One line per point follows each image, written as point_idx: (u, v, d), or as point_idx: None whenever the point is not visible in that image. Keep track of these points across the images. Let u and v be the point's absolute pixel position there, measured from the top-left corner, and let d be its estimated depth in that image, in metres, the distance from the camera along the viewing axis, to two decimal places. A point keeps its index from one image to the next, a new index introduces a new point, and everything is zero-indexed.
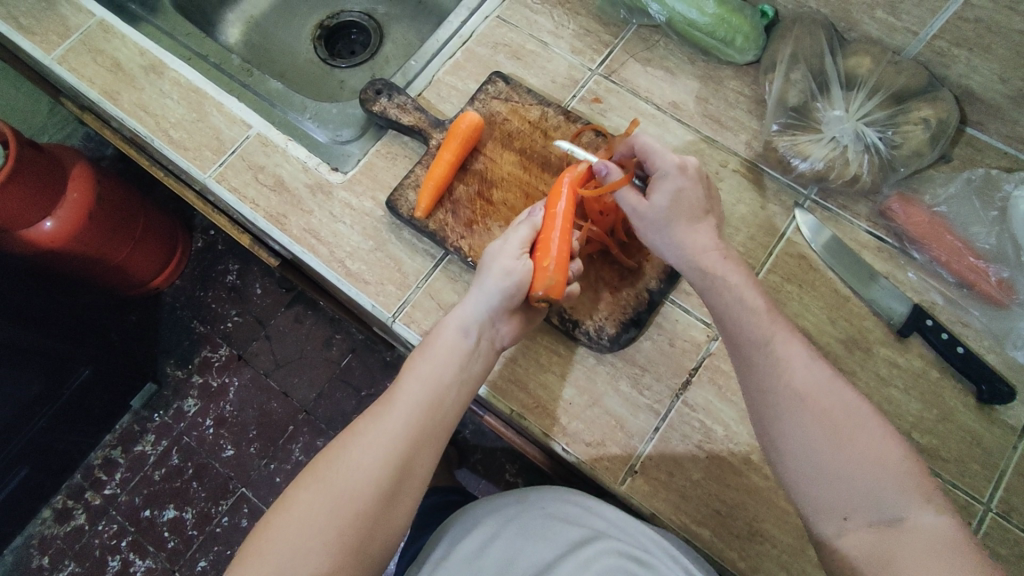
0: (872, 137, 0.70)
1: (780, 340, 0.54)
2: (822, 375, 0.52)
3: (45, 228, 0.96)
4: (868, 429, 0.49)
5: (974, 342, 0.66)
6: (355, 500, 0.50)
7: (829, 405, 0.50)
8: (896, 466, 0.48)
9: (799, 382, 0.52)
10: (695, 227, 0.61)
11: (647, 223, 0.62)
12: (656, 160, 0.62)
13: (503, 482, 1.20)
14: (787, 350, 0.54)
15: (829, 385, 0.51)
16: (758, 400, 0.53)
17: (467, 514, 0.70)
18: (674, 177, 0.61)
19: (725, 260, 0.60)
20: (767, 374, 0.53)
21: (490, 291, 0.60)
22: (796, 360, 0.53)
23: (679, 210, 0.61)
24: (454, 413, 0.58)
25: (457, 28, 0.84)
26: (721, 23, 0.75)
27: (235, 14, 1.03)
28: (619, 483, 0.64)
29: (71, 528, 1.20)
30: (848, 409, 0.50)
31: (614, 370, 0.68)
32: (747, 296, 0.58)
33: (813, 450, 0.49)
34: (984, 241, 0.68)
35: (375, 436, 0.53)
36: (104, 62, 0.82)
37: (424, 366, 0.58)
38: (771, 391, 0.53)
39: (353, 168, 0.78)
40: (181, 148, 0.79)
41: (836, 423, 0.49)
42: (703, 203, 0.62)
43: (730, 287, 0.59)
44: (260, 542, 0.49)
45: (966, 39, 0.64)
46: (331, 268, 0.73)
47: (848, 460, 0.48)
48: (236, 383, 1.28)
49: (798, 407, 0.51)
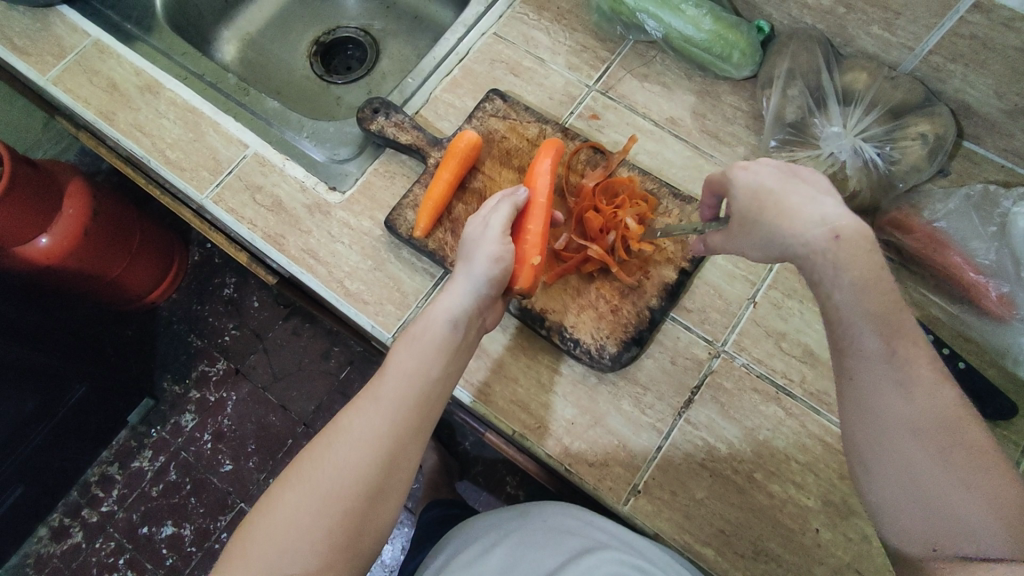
0: (870, 152, 0.70)
1: (902, 357, 0.44)
2: (941, 402, 0.43)
3: (40, 245, 0.96)
4: (990, 473, 0.41)
5: (975, 357, 0.66)
6: (341, 500, 0.50)
7: (948, 436, 0.42)
8: (1011, 516, 0.40)
9: (911, 407, 0.43)
10: (777, 211, 0.50)
11: (738, 244, 0.54)
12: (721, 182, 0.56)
13: (503, 495, 1.19)
14: (903, 367, 0.44)
15: (948, 415, 0.42)
16: (865, 400, 0.45)
17: (474, 525, 0.72)
18: (740, 179, 0.53)
19: (841, 238, 0.47)
20: (875, 387, 0.44)
21: (477, 279, 0.61)
22: (920, 373, 0.44)
23: (750, 201, 0.52)
24: (440, 405, 0.57)
25: (454, 46, 0.84)
26: (718, 40, 0.75)
27: (231, 31, 1.03)
28: (622, 504, 0.64)
29: (67, 546, 1.19)
30: (964, 443, 0.42)
31: (615, 390, 0.68)
32: (866, 298, 0.45)
33: (914, 478, 0.42)
34: (984, 256, 0.68)
35: (360, 434, 0.52)
36: (99, 82, 0.82)
37: (409, 361, 0.57)
38: (872, 404, 0.44)
39: (350, 187, 0.78)
40: (177, 168, 0.78)
41: (950, 454, 0.41)
42: (784, 182, 0.51)
43: (840, 283, 0.47)
44: (246, 543, 0.49)
45: (962, 54, 0.64)
46: (330, 289, 0.73)
47: (959, 501, 0.41)
48: (234, 398, 1.27)
49: (908, 431, 0.43)
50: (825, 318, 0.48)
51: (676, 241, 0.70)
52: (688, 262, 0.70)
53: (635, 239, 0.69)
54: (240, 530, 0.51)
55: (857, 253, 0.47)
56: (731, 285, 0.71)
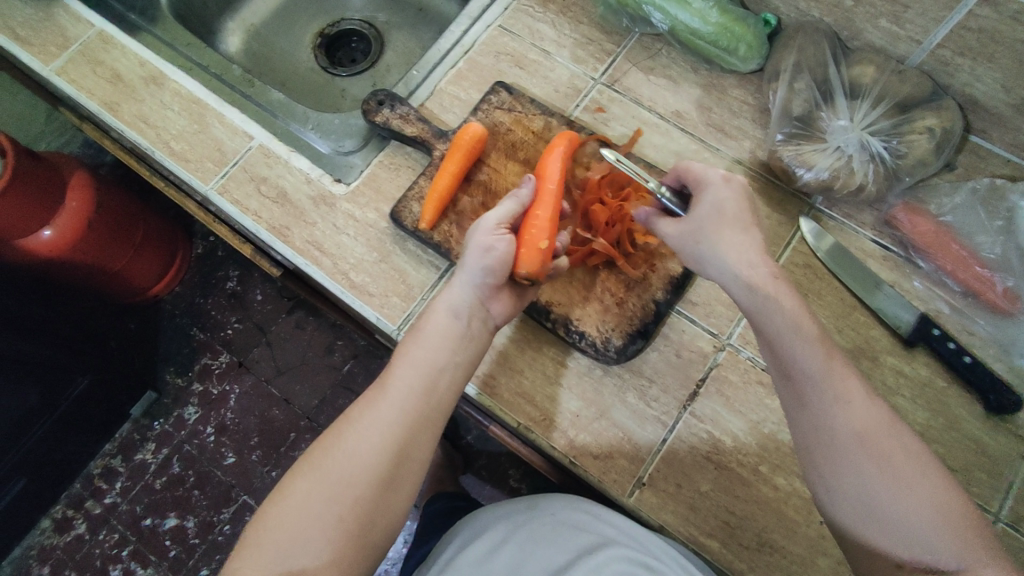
0: (877, 146, 0.70)
1: (839, 379, 0.50)
2: (879, 419, 0.49)
3: (43, 237, 0.96)
4: (932, 476, 0.47)
5: (980, 351, 0.67)
6: (351, 488, 0.51)
7: (892, 449, 0.48)
8: (953, 518, 0.46)
9: (856, 425, 0.48)
10: (736, 237, 0.56)
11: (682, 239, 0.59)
12: (694, 172, 0.61)
13: (506, 488, 1.19)
14: (845, 389, 0.49)
15: (889, 432, 0.48)
16: (817, 424, 0.50)
17: (481, 518, 0.72)
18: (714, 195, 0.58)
19: (775, 279, 0.54)
20: (823, 414, 0.49)
21: (474, 269, 0.60)
22: (856, 395, 0.49)
23: (714, 216, 0.57)
24: (451, 396, 0.58)
25: (459, 38, 0.84)
26: (724, 32, 0.75)
27: (235, 23, 1.02)
28: (627, 496, 0.64)
29: (71, 538, 1.19)
30: (905, 455, 0.48)
31: (620, 382, 0.68)
32: (801, 325, 0.52)
33: (871, 494, 0.47)
34: (989, 251, 0.68)
35: (371, 423, 0.53)
36: (103, 73, 0.82)
37: (416, 350, 0.58)
38: (824, 426, 0.49)
39: (356, 179, 0.78)
40: (182, 160, 0.78)
41: (898, 465, 0.47)
42: (747, 212, 0.58)
43: (778, 313, 0.52)
44: (259, 532, 0.50)
45: (970, 48, 0.64)
46: (336, 281, 0.73)
47: (911, 509, 0.46)
48: (237, 391, 1.27)
49: (858, 450, 0.48)
50: (765, 354, 0.54)
51: None
52: None
53: (641, 232, 0.69)
54: (253, 520, 0.52)
55: (789, 290, 0.54)
56: None
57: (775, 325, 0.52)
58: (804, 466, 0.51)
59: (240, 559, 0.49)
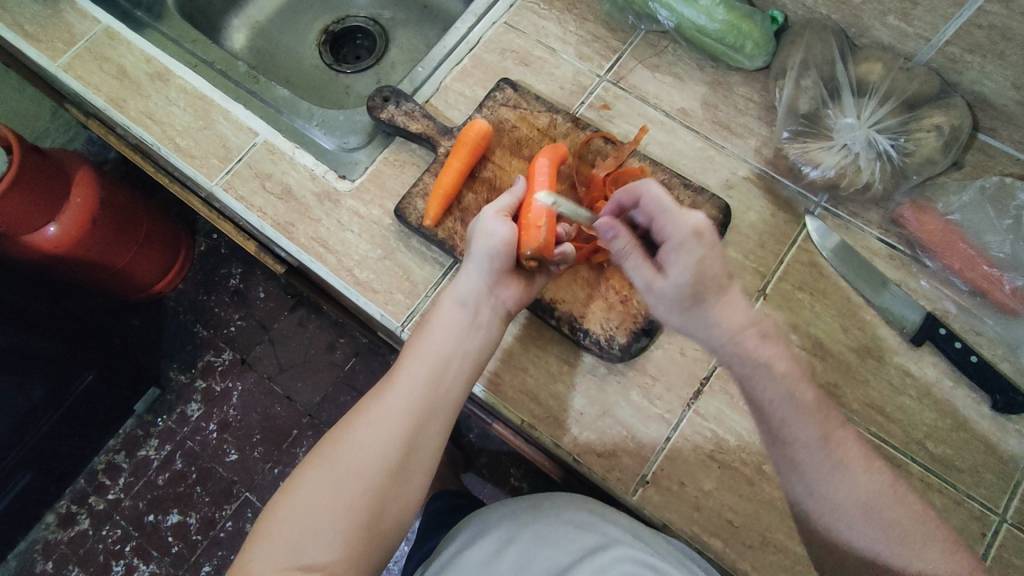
0: (884, 144, 0.70)
1: (834, 443, 0.53)
2: (873, 478, 0.52)
3: (48, 233, 0.96)
4: (925, 526, 0.52)
5: (987, 351, 0.66)
6: (360, 478, 0.51)
7: (888, 507, 0.52)
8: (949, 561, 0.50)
9: (854, 487, 0.52)
10: (721, 306, 0.53)
11: (668, 305, 0.55)
12: (662, 223, 0.55)
13: (508, 487, 1.19)
14: (840, 452, 0.52)
15: (883, 488, 0.52)
16: (816, 491, 0.52)
17: (484, 516, 0.71)
18: (689, 260, 0.53)
19: (762, 339, 0.54)
20: (822, 483, 0.52)
21: (479, 257, 0.61)
22: (851, 457, 0.53)
23: (697, 286, 0.53)
24: (460, 386, 0.58)
25: (464, 34, 0.84)
26: (731, 30, 0.74)
27: (240, 20, 1.03)
28: (631, 494, 0.64)
29: (75, 533, 1.19)
30: (900, 510, 0.52)
31: (624, 380, 0.68)
32: (796, 391, 0.52)
33: (874, 549, 0.51)
34: (998, 250, 0.67)
35: (379, 414, 0.54)
36: (109, 69, 0.82)
37: (424, 342, 0.59)
38: (824, 493, 0.52)
39: (360, 176, 0.77)
40: (187, 155, 0.78)
41: (895, 520, 0.51)
42: (724, 262, 0.54)
43: (769, 381, 0.53)
44: (270, 524, 0.51)
45: (979, 45, 0.64)
46: (340, 277, 0.73)
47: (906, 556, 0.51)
48: (240, 388, 1.27)
49: (854, 513, 0.52)
50: (755, 413, 0.55)
51: None
52: None
53: None
54: (263, 513, 0.52)
55: (778, 347, 0.54)
56: (742, 277, 0.71)
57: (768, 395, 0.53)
58: (805, 525, 0.55)
59: (251, 551, 0.50)
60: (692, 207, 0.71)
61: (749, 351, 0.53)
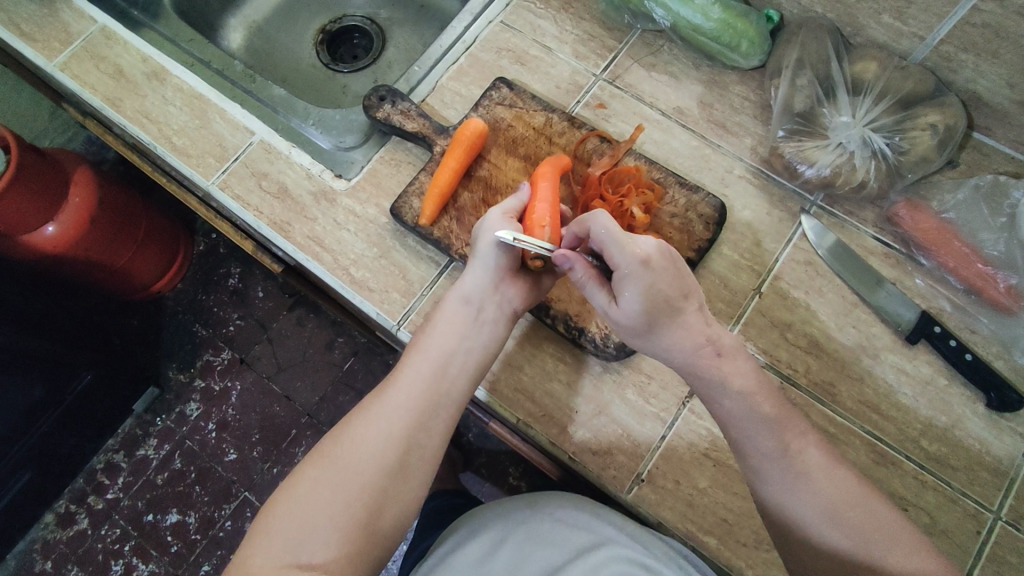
0: (879, 142, 0.70)
1: (795, 449, 0.54)
2: (842, 482, 0.53)
3: (46, 233, 0.96)
4: (900, 534, 0.51)
5: (982, 349, 0.66)
6: (360, 474, 0.52)
7: (856, 515, 0.51)
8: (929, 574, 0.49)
9: (820, 492, 0.52)
10: (673, 332, 0.56)
11: (624, 330, 0.58)
12: (610, 255, 0.55)
13: (506, 486, 1.19)
14: (805, 459, 0.53)
15: (852, 492, 0.52)
16: (779, 502, 0.53)
17: (478, 514, 0.71)
18: (636, 294, 0.54)
19: (720, 356, 0.56)
20: (786, 492, 0.53)
21: (484, 256, 0.61)
22: (816, 464, 0.53)
23: (648, 318, 0.55)
24: (462, 385, 0.58)
25: (460, 33, 0.84)
26: (726, 29, 0.74)
27: (238, 19, 1.03)
28: (626, 492, 0.64)
29: (74, 532, 1.20)
30: (870, 518, 0.51)
31: (620, 378, 0.68)
32: (754, 404, 0.55)
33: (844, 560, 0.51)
34: (993, 248, 0.67)
35: (381, 412, 0.55)
36: (106, 69, 0.82)
37: (427, 340, 0.60)
38: (790, 501, 0.53)
39: (356, 175, 0.78)
40: (183, 155, 0.78)
41: (866, 529, 0.51)
42: (677, 287, 0.55)
43: (727, 394, 0.55)
44: (268, 521, 0.51)
45: (974, 44, 0.64)
46: (336, 276, 0.73)
47: (886, 574, 0.49)
48: (239, 388, 1.27)
49: (825, 526, 0.52)
50: (720, 426, 0.57)
51: (681, 232, 0.70)
52: (693, 252, 0.70)
53: (641, 228, 0.68)
54: (261, 511, 0.52)
55: (737, 363, 0.56)
56: (738, 275, 0.71)
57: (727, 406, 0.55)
58: (781, 543, 0.55)
59: (248, 548, 0.50)
60: (687, 205, 0.71)
61: (708, 367, 0.56)
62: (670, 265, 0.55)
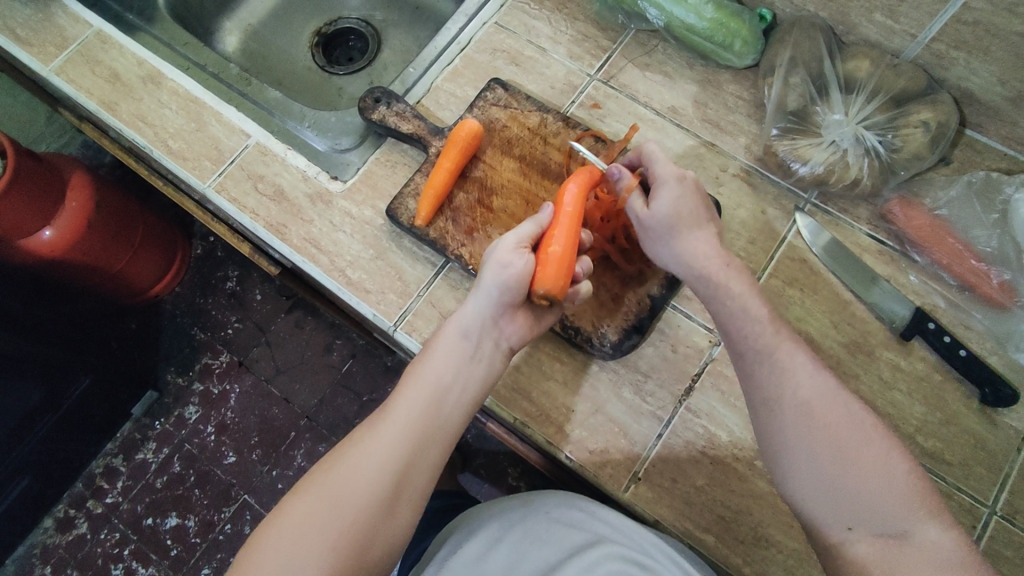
0: (872, 140, 0.70)
1: (783, 350, 0.55)
2: (825, 386, 0.53)
3: (44, 237, 0.96)
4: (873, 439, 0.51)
5: (976, 345, 0.67)
6: (352, 504, 0.52)
7: (834, 417, 0.51)
8: (899, 485, 0.49)
9: (802, 390, 0.52)
10: (693, 237, 0.60)
11: (649, 234, 0.62)
12: (654, 166, 0.61)
13: (505, 486, 1.19)
14: (791, 360, 0.54)
15: (834, 396, 0.52)
16: (762, 404, 0.54)
17: (474, 514, 0.70)
18: (671, 197, 0.60)
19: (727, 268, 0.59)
20: (772, 387, 0.54)
21: (487, 289, 0.59)
22: (800, 370, 0.54)
23: (674, 222, 0.60)
24: (456, 415, 0.59)
25: (455, 35, 0.84)
26: (719, 28, 0.75)
27: (233, 22, 1.03)
28: (623, 490, 0.64)
29: (73, 537, 1.20)
30: (849, 423, 0.51)
31: (616, 377, 0.68)
32: (750, 308, 0.57)
33: (822, 473, 0.50)
34: (985, 244, 0.68)
35: (375, 442, 0.55)
36: (101, 73, 0.82)
37: (424, 369, 0.59)
38: (773, 400, 0.53)
39: (352, 176, 0.78)
40: (179, 158, 0.79)
41: (845, 439, 0.50)
42: (703, 209, 0.61)
43: (730, 294, 0.58)
44: (258, 548, 0.51)
45: (965, 41, 0.64)
46: (332, 278, 0.73)
47: (860, 479, 0.49)
48: (237, 391, 1.27)
49: (802, 424, 0.51)
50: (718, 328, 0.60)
51: None
52: None
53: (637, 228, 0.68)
54: (251, 538, 0.52)
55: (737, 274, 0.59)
56: None
57: (727, 300, 0.58)
58: (764, 459, 0.55)
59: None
60: None
61: (720, 271, 0.59)
62: (700, 193, 0.61)
